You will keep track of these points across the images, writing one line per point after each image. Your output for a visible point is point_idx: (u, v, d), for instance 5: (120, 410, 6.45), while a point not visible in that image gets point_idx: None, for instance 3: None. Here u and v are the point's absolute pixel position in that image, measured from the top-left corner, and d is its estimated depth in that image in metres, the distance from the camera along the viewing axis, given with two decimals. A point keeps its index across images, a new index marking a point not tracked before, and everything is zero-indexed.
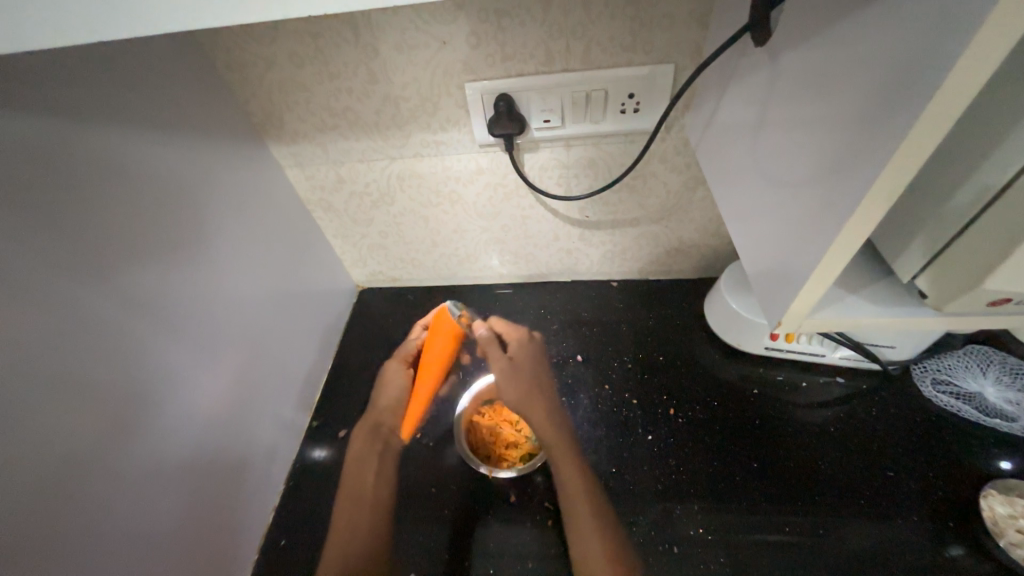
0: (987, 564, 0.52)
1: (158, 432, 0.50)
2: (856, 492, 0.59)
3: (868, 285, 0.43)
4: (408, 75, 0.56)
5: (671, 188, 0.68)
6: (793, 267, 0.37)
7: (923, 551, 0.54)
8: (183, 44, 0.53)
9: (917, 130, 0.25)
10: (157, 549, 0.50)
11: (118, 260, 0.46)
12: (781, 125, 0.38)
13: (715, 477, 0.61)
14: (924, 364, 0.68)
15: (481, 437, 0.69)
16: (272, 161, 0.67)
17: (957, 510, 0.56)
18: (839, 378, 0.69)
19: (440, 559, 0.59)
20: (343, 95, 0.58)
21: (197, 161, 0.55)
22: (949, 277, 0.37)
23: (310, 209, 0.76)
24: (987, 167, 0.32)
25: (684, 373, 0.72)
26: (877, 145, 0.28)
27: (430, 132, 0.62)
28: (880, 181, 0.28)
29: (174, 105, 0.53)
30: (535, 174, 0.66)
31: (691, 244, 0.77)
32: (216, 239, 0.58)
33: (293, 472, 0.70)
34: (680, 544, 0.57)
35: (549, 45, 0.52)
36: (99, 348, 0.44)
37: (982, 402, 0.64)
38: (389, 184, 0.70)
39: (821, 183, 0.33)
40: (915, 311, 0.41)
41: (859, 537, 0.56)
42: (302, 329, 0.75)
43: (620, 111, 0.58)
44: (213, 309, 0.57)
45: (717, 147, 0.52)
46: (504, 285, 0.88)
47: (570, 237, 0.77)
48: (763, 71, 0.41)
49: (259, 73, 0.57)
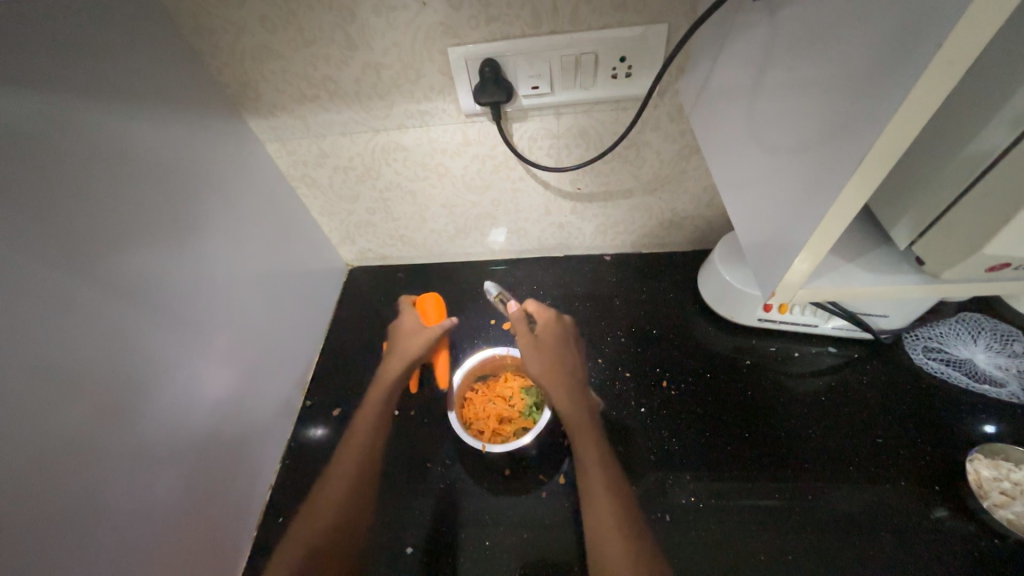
0: (970, 525, 0.54)
1: (148, 417, 0.50)
2: (845, 458, 0.60)
3: (863, 253, 0.42)
4: (388, 40, 0.53)
5: (664, 158, 0.66)
6: (788, 236, 0.36)
7: (909, 513, 0.55)
8: (145, 7, 0.50)
9: (923, 85, 0.24)
10: (155, 531, 0.50)
11: (95, 243, 0.44)
12: (778, 87, 0.36)
13: (707, 447, 0.62)
14: (916, 333, 0.68)
15: (474, 413, 0.65)
16: (251, 135, 0.65)
17: (944, 473, 0.57)
18: (831, 348, 0.69)
19: (438, 532, 0.60)
20: (320, 63, 0.55)
21: (171, 135, 0.53)
22: (948, 243, 0.36)
23: (294, 186, 0.74)
24: (992, 126, 0.30)
25: (678, 346, 0.72)
26: (877, 105, 0.26)
27: (414, 102, 0.59)
28: (880, 144, 0.26)
29: (140, 74, 0.50)
30: (524, 144, 0.64)
31: (685, 216, 0.76)
32: (195, 216, 0.56)
33: (289, 451, 0.70)
34: (672, 512, 0.58)
35: (536, 4, 0.49)
36: (80, 334, 0.43)
37: (972, 369, 0.64)
38: (375, 157, 0.67)
39: (818, 147, 0.32)
40: (911, 278, 0.40)
41: (848, 502, 0.57)
42: (292, 311, 0.74)
43: (611, 76, 0.55)
44: (197, 291, 0.56)
45: (712, 112, 0.50)
46: (496, 261, 0.86)
47: (562, 211, 0.75)
48: (761, 28, 0.39)
49: (230, 39, 0.54)
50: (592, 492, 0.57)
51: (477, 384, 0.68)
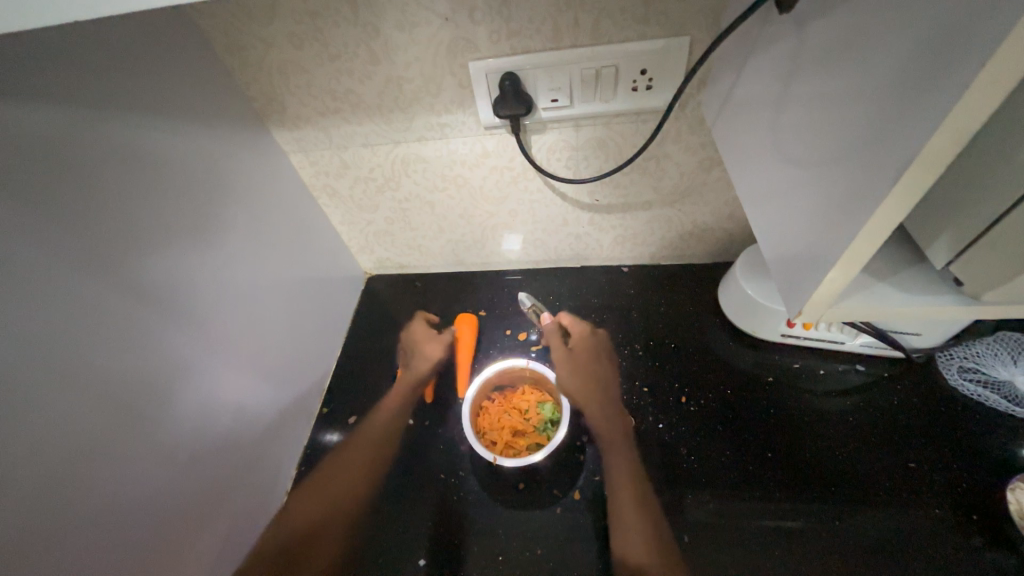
0: (1010, 558, 0.51)
1: (171, 421, 0.51)
2: (873, 482, 0.57)
3: (895, 272, 0.41)
4: (410, 55, 0.54)
5: (685, 170, 0.65)
6: (816, 253, 0.35)
7: (943, 542, 0.53)
8: (179, 26, 0.52)
9: (966, 103, 0.23)
10: (175, 533, 0.51)
11: (126, 252, 0.46)
12: (807, 101, 0.36)
13: (727, 465, 0.60)
14: (950, 352, 0.64)
15: (489, 423, 0.65)
16: (275, 147, 0.66)
17: (981, 501, 0.55)
18: (859, 366, 0.66)
19: (450, 545, 0.60)
20: (344, 77, 0.57)
21: (200, 148, 0.55)
22: (988, 264, 0.35)
23: (316, 195, 0.75)
24: None
25: (697, 359, 0.70)
26: (914, 123, 0.25)
27: (434, 114, 0.60)
28: (916, 163, 0.25)
29: (172, 90, 0.52)
30: (543, 156, 0.64)
31: (705, 228, 0.75)
32: (220, 225, 0.57)
33: (305, 458, 0.71)
34: (690, 533, 0.56)
35: (557, 19, 0.49)
36: (108, 340, 0.45)
37: (1011, 392, 0.61)
38: (394, 168, 0.68)
39: (850, 164, 0.31)
40: (948, 299, 0.38)
41: (876, 529, 0.54)
42: (312, 317, 0.76)
43: (632, 89, 0.55)
44: (220, 298, 0.57)
45: (735, 125, 0.49)
46: (512, 271, 0.86)
47: (579, 222, 0.75)
48: (788, 41, 0.38)
49: (259, 55, 0.56)
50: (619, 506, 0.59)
51: (494, 394, 0.68)
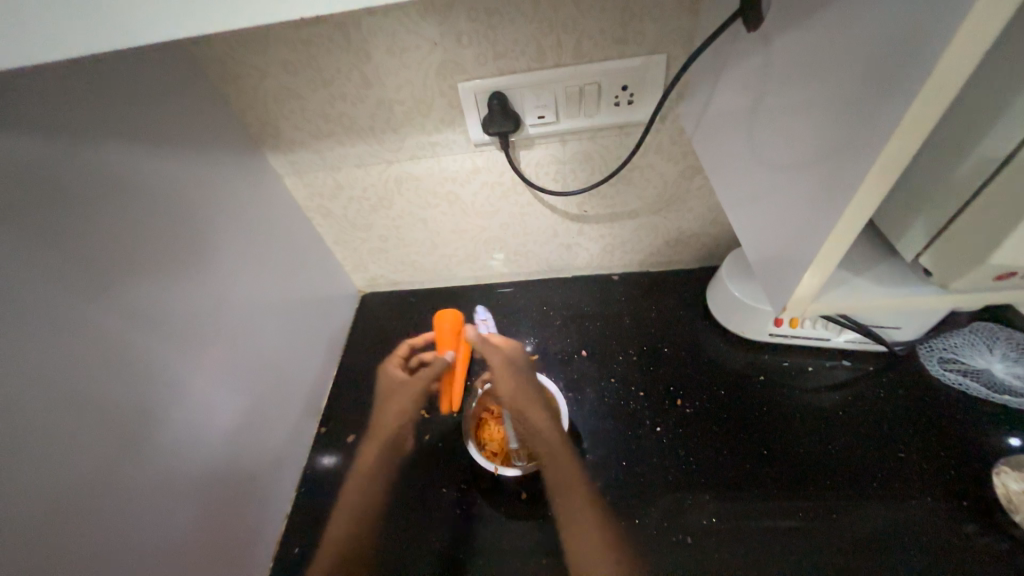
0: (1003, 541, 0.52)
1: (170, 446, 0.50)
2: (867, 474, 0.59)
3: (870, 266, 0.43)
4: (401, 78, 0.56)
5: (668, 179, 0.68)
6: (796, 251, 0.37)
7: (938, 529, 0.54)
8: (174, 55, 0.53)
9: (919, 106, 0.25)
10: (175, 562, 0.50)
11: (126, 278, 0.46)
12: (778, 112, 0.38)
13: (725, 465, 0.61)
14: (930, 343, 0.67)
15: (488, 433, 0.65)
16: (269, 170, 0.68)
17: (971, 486, 0.56)
18: (845, 361, 0.69)
19: (454, 560, 0.59)
20: (337, 101, 0.58)
21: (195, 173, 0.56)
22: (955, 254, 0.37)
23: (309, 216, 0.76)
24: (987, 141, 0.31)
25: (690, 362, 0.72)
26: (876, 127, 0.28)
27: (425, 134, 0.62)
28: (881, 162, 0.28)
29: (168, 117, 0.53)
30: (532, 171, 0.66)
31: (691, 234, 0.77)
32: (216, 248, 0.58)
33: (304, 480, 0.70)
34: (694, 535, 0.57)
35: (541, 41, 0.52)
36: (108, 366, 0.45)
37: (990, 379, 0.64)
38: (387, 187, 0.70)
39: (821, 167, 0.33)
40: (921, 290, 0.40)
41: (873, 520, 0.55)
42: (307, 338, 0.76)
43: (614, 104, 0.57)
44: (217, 320, 0.57)
45: (714, 135, 0.51)
46: (505, 284, 0.88)
47: (569, 232, 0.77)
48: (757, 56, 0.41)
49: (253, 82, 0.57)
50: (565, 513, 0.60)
51: (493, 403, 0.68)
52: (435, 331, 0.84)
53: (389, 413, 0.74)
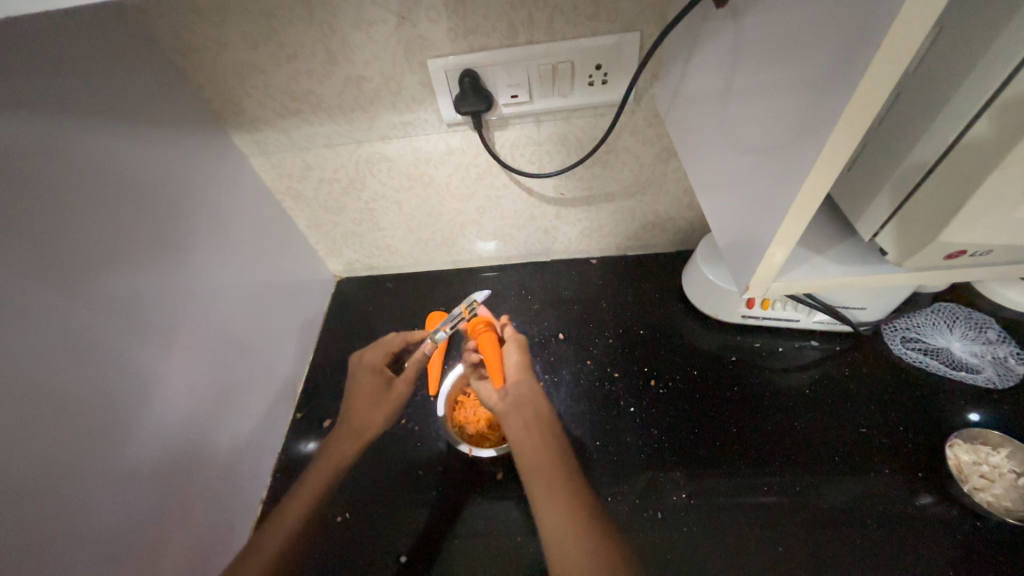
0: (953, 509, 0.55)
1: (138, 434, 0.49)
2: (830, 449, 0.61)
3: (833, 246, 0.44)
4: (369, 53, 0.54)
5: (644, 161, 0.67)
6: (759, 232, 0.38)
7: (896, 500, 0.56)
8: (123, 24, 0.50)
9: (869, 83, 0.25)
10: (148, 547, 0.50)
11: (85, 261, 0.45)
12: (746, 90, 0.38)
13: (697, 442, 0.63)
14: (895, 324, 0.70)
15: (464, 416, 0.68)
16: (234, 150, 0.65)
17: (927, 459, 0.59)
18: (814, 342, 0.71)
19: (430, 538, 0.60)
20: (302, 77, 0.56)
21: (157, 152, 0.53)
22: (907, 234, 0.37)
23: (280, 199, 0.74)
24: (941, 123, 0.32)
25: (664, 344, 0.73)
26: (833, 104, 0.28)
27: (396, 113, 0.60)
28: (835, 141, 0.28)
29: (123, 91, 0.50)
30: (507, 152, 0.65)
31: (668, 218, 0.78)
32: (182, 229, 0.56)
33: (280, 466, 0.70)
34: (665, 510, 0.58)
35: (513, 16, 0.51)
36: (70, 351, 0.43)
37: (949, 357, 0.66)
38: (359, 169, 0.68)
39: (784, 147, 0.33)
40: (879, 268, 0.41)
41: (835, 492, 0.58)
42: (280, 323, 0.74)
43: (588, 83, 0.57)
44: (185, 304, 0.56)
45: (686, 114, 0.51)
46: (485, 268, 0.87)
47: (547, 216, 0.76)
48: (727, 33, 0.41)
49: (213, 56, 0.55)
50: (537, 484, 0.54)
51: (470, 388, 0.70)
52: (413, 315, 0.83)
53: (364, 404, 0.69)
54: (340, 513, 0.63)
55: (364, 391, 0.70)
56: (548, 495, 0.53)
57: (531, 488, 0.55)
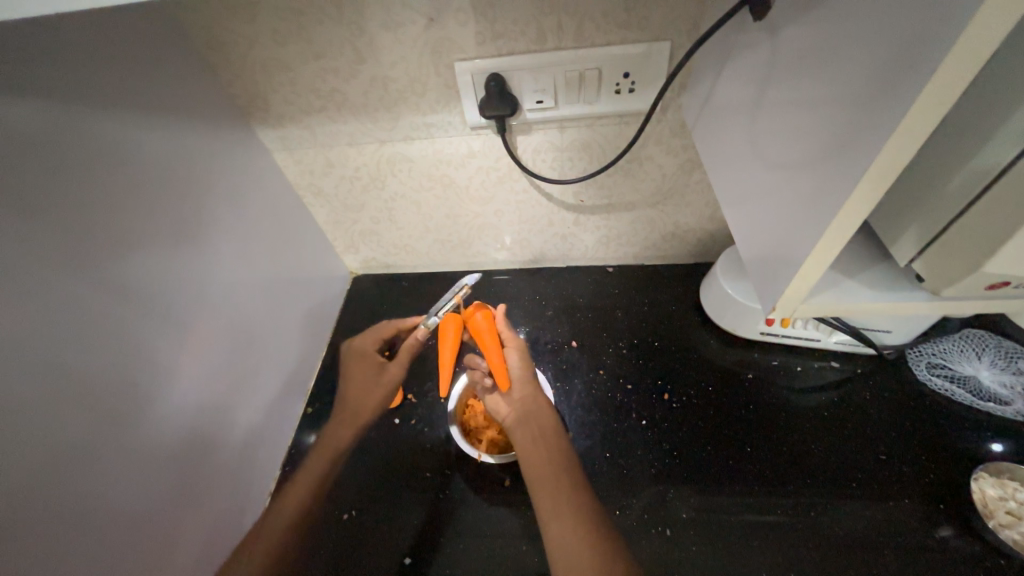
0: (975, 546, 0.53)
1: (153, 423, 0.50)
2: (846, 474, 0.59)
3: (863, 269, 0.43)
4: (397, 55, 0.54)
5: (667, 171, 0.66)
6: (787, 253, 0.37)
7: (913, 531, 0.54)
8: (158, 19, 0.51)
9: (917, 110, 0.24)
10: (157, 535, 0.50)
11: (108, 251, 0.45)
12: (779, 107, 0.37)
13: (709, 460, 0.62)
14: (920, 349, 0.68)
15: (475, 421, 0.68)
16: (259, 145, 0.66)
17: (947, 492, 0.57)
18: (834, 362, 0.69)
19: (432, 540, 0.60)
20: (329, 76, 0.57)
21: (184, 144, 0.54)
22: (948, 261, 0.36)
23: (301, 194, 0.75)
24: (987, 150, 0.31)
25: (679, 357, 0.72)
26: (874, 128, 0.27)
27: (420, 114, 0.60)
28: (877, 167, 0.27)
29: (155, 83, 0.51)
30: (528, 157, 0.65)
31: (687, 229, 0.76)
32: (205, 221, 0.57)
33: (289, 459, 0.71)
34: (673, 527, 0.57)
35: (542, 21, 0.50)
36: (89, 337, 0.44)
37: (976, 386, 0.64)
38: (380, 168, 0.68)
39: (817, 168, 0.32)
40: (913, 295, 0.40)
41: (849, 519, 0.56)
42: (296, 317, 0.75)
43: (614, 91, 0.56)
44: (205, 296, 0.57)
45: (714, 126, 0.50)
46: (499, 272, 0.87)
47: (565, 222, 0.76)
48: (762, 46, 0.40)
49: (243, 52, 0.56)
50: (544, 497, 0.53)
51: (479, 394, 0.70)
52: (426, 315, 0.83)
53: (360, 403, 0.65)
54: (345, 511, 0.63)
55: (360, 377, 0.67)
56: (554, 502, 0.53)
57: (537, 498, 0.54)
